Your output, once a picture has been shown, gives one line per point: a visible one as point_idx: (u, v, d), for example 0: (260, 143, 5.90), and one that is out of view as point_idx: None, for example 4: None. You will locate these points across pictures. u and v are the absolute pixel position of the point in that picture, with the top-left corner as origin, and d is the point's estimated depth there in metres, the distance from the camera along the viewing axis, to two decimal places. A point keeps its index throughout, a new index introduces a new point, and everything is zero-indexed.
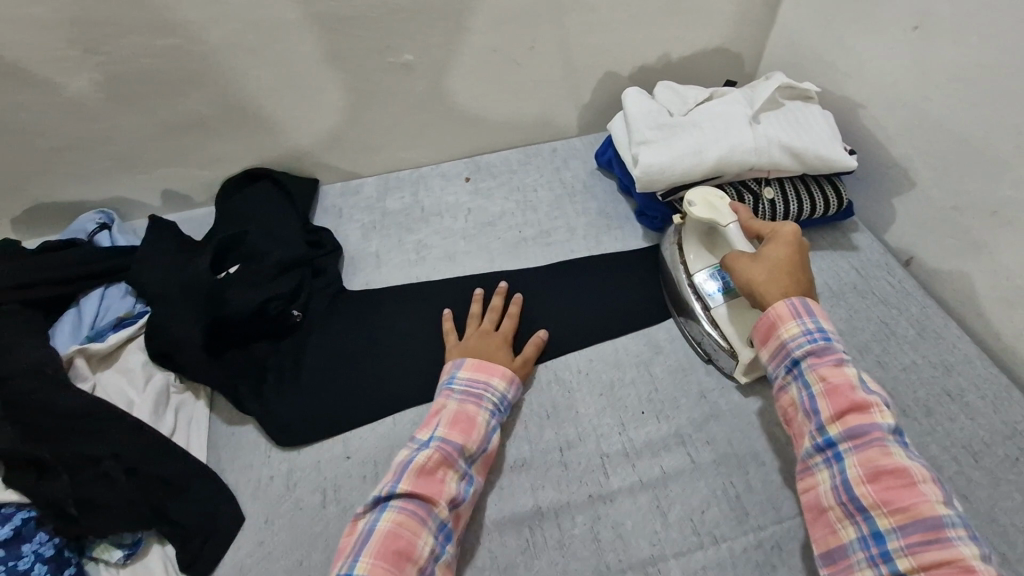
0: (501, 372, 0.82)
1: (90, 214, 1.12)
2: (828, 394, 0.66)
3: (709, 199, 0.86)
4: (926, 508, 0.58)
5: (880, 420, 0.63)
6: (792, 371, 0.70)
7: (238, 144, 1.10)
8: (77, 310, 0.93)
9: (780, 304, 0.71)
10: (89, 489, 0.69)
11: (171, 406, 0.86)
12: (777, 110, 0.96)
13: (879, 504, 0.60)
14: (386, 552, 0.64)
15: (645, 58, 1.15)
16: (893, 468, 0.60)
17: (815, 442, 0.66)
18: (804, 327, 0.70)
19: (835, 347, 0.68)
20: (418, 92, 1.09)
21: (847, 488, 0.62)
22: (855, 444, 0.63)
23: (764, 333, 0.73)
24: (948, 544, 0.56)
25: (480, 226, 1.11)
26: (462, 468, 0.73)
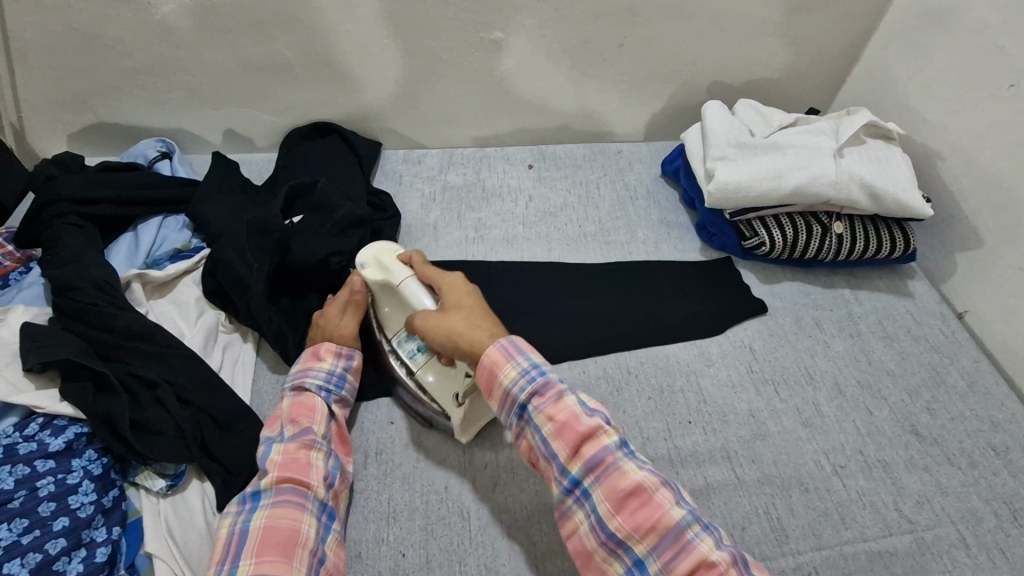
0: (326, 351, 0.77)
1: (152, 140, 1.10)
2: (559, 433, 0.62)
3: (381, 257, 0.81)
4: (665, 517, 0.58)
5: (607, 442, 0.62)
6: (524, 416, 0.65)
7: (310, 94, 1.09)
8: (135, 235, 0.92)
9: (491, 351, 0.67)
10: (143, 413, 0.68)
11: (219, 344, 0.85)
12: (859, 146, 0.97)
13: (632, 532, 0.58)
14: (270, 546, 0.60)
15: (727, 74, 1.15)
16: (631, 489, 0.58)
17: (563, 487, 0.62)
18: (521, 367, 0.66)
19: (551, 379, 0.65)
20: (499, 71, 1.08)
21: (602, 525, 0.59)
22: (596, 475, 0.60)
23: (488, 384, 0.68)
24: (690, 548, 0.56)
25: (540, 215, 1.10)
26: (325, 447, 0.71)
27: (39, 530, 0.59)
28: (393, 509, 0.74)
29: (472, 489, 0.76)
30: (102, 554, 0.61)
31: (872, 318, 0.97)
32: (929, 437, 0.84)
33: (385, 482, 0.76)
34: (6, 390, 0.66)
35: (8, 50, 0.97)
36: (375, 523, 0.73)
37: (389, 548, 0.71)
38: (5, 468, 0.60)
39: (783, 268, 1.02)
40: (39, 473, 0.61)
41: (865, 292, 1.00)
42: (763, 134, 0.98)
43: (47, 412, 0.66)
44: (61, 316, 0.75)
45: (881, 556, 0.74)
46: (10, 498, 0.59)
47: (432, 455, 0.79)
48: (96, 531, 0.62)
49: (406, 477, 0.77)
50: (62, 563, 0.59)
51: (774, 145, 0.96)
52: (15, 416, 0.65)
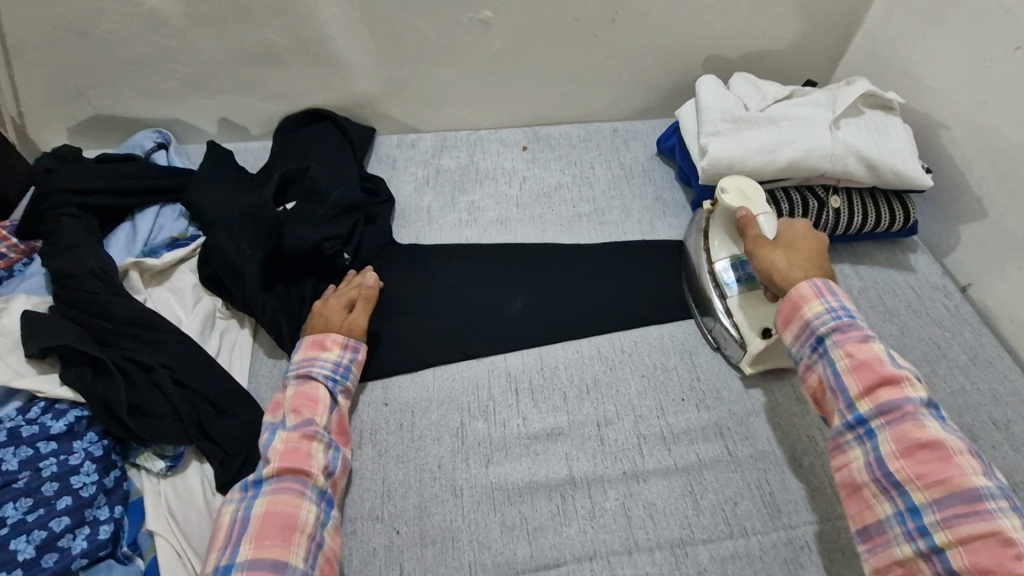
0: (333, 343, 0.80)
1: (148, 132, 1.12)
2: (855, 370, 0.65)
3: (742, 188, 0.87)
4: (960, 479, 0.58)
5: (911, 394, 0.63)
6: (818, 350, 0.69)
7: (303, 81, 1.09)
8: (133, 224, 0.94)
9: (803, 285, 0.71)
10: (140, 396, 0.70)
11: (216, 329, 0.87)
12: (858, 117, 0.94)
13: (914, 479, 0.59)
14: (269, 532, 0.64)
15: (724, 48, 1.12)
16: (926, 441, 0.60)
17: (846, 420, 0.65)
18: (828, 307, 0.69)
19: (858, 326, 0.67)
20: (492, 51, 1.07)
21: (881, 463, 0.61)
22: (887, 419, 0.62)
23: (787, 314, 0.72)
24: (985, 516, 0.55)
25: (534, 196, 1.10)
26: (327, 438, 0.72)
27: (43, 509, 0.61)
28: (388, 487, 0.76)
29: (466, 467, 0.77)
30: (105, 531, 0.63)
31: (871, 293, 0.96)
32: None
33: (380, 461, 0.78)
34: (10, 375, 0.68)
35: (4, 44, 0.99)
36: (370, 501, 0.75)
37: (384, 525, 0.73)
38: (9, 450, 0.63)
39: None
40: (42, 455, 0.63)
41: (865, 267, 0.99)
42: (757, 107, 0.96)
43: (48, 397, 0.67)
44: (63, 305, 0.76)
45: None
46: (15, 478, 0.61)
47: (426, 434, 0.80)
48: (99, 510, 0.64)
49: (400, 457, 0.78)
50: (66, 540, 0.61)
51: (769, 119, 0.94)
52: (18, 400, 0.67)
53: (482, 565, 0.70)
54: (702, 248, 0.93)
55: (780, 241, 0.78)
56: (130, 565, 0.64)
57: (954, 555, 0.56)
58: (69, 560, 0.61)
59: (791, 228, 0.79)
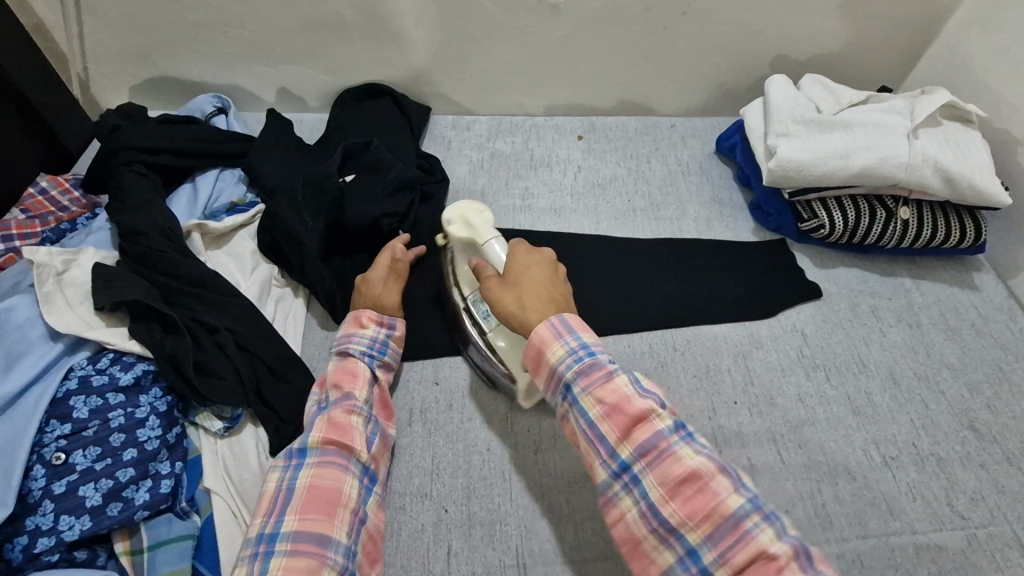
0: (370, 319, 0.78)
1: (209, 96, 1.12)
2: (608, 416, 0.62)
3: (467, 216, 0.83)
4: (719, 506, 0.56)
5: (659, 425, 0.61)
6: (569, 399, 0.66)
7: (365, 55, 1.09)
8: (193, 186, 0.95)
9: (542, 326, 0.68)
10: (204, 356, 0.70)
11: (272, 296, 0.87)
12: (935, 128, 0.92)
13: (686, 520, 0.57)
14: (313, 506, 0.63)
15: (794, 48, 1.09)
16: (683, 475, 0.58)
17: (610, 471, 0.62)
18: (568, 346, 0.66)
19: (600, 360, 0.65)
20: (556, 37, 1.06)
21: (653, 510, 0.59)
22: (648, 461, 0.60)
23: (536, 364, 0.69)
24: (748, 539, 0.55)
25: (589, 186, 1.09)
26: (367, 411, 0.71)
27: (111, 459, 0.62)
28: (437, 466, 0.76)
29: (514, 452, 0.77)
30: (167, 485, 0.64)
31: (933, 309, 0.93)
32: (987, 434, 0.82)
33: (430, 440, 0.78)
34: (80, 326, 0.69)
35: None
36: (419, 478, 0.75)
37: (432, 502, 0.73)
38: (81, 398, 0.64)
39: (841, 253, 0.99)
40: (111, 406, 0.65)
41: (927, 282, 0.96)
42: (831, 111, 0.94)
43: (116, 349, 0.69)
44: (130, 260, 0.77)
45: (930, 548, 0.73)
46: (85, 426, 0.63)
47: (476, 416, 0.80)
48: (161, 465, 0.65)
49: (450, 436, 0.78)
50: (130, 491, 0.62)
51: (843, 124, 0.92)
52: (88, 349, 0.69)
53: (529, 552, 0.70)
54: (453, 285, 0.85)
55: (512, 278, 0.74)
56: (188, 520, 0.65)
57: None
58: (132, 510, 0.61)
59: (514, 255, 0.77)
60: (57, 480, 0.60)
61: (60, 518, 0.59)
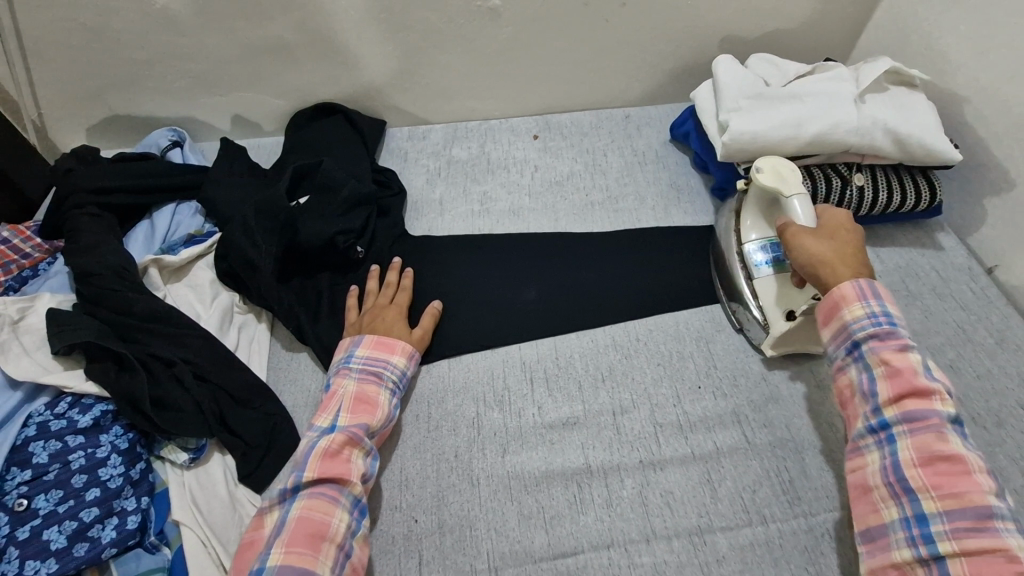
0: (402, 349, 0.81)
1: (164, 130, 1.13)
2: (889, 376, 0.62)
3: (778, 169, 0.82)
4: (975, 496, 0.56)
5: (940, 407, 0.60)
6: (853, 352, 0.66)
7: (313, 75, 1.10)
8: (151, 222, 0.96)
9: (844, 286, 0.68)
10: (163, 390, 0.71)
11: (235, 324, 0.88)
12: (881, 93, 0.92)
13: (929, 487, 0.58)
14: (300, 539, 0.63)
15: (739, 27, 1.09)
16: (948, 454, 0.58)
17: (868, 424, 0.63)
18: (869, 309, 0.66)
19: (899, 331, 0.64)
20: (500, 40, 1.07)
21: (896, 468, 0.60)
22: (911, 427, 0.60)
23: (824, 314, 0.69)
24: (994, 534, 0.54)
25: (546, 185, 1.09)
26: (369, 444, 0.71)
27: (74, 500, 0.63)
28: (405, 477, 0.76)
29: (482, 456, 0.78)
30: (133, 521, 0.65)
31: (894, 277, 0.93)
32: (953, 397, 0.82)
33: (397, 452, 0.78)
34: (37, 372, 0.70)
35: (21, 48, 1.01)
36: (388, 491, 0.76)
37: (402, 514, 0.74)
38: (40, 444, 0.66)
39: None
40: (70, 448, 0.66)
41: (887, 250, 0.96)
42: (779, 84, 0.95)
43: (75, 392, 0.70)
44: (85, 302, 0.78)
45: None
46: (46, 470, 0.64)
47: (442, 425, 0.81)
48: (126, 501, 0.66)
49: (417, 446, 0.79)
50: (96, 530, 0.63)
51: (791, 95, 0.92)
52: (46, 396, 0.70)
53: (500, 554, 0.71)
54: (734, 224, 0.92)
55: (821, 230, 0.74)
56: (158, 554, 0.66)
57: (954, 565, 0.54)
58: (99, 549, 0.62)
59: (829, 217, 0.76)
60: (19, 526, 0.61)
61: (27, 564, 0.60)
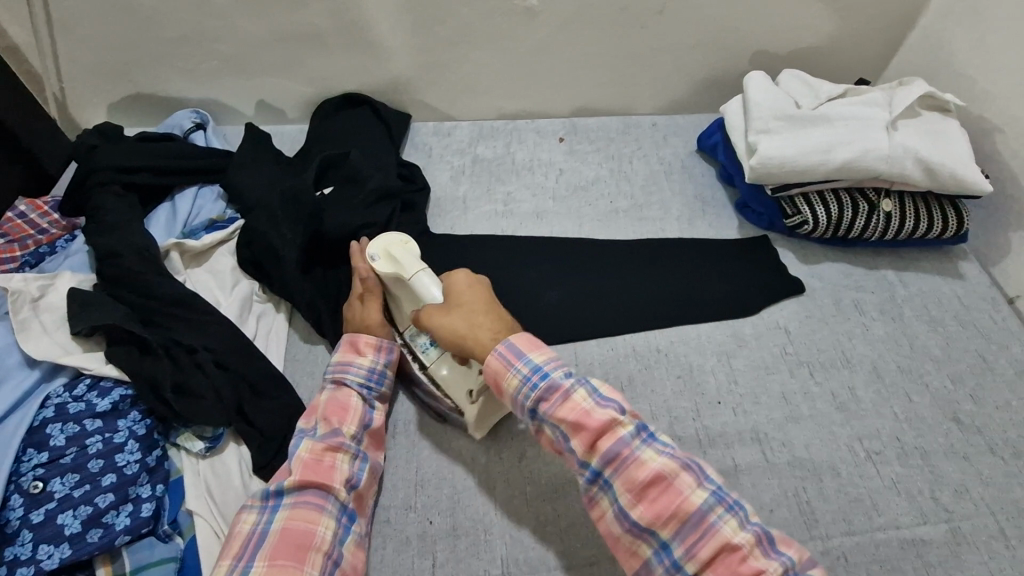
0: (365, 345, 0.77)
1: (187, 111, 1.11)
2: (575, 429, 0.67)
3: (390, 249, 0.80)
4: (686, 504, 0.63)
5: (622, 434, 0.66)
6: (539, 417, 0.69)
7: (341, 65, 1.08)
8: (173, 204, 0.95)
9: (492, 357, 0.71)
10: (182, 377, 0.70)
11: (254, 312, 0.87)
12: (914, 119, 0.91)
13: (654, 519, 0.63)
14: (283, 549, 0.61)
15: (773, 42, 1.09)
16: (648, 479, 0.64)
17: (586, 477, 0.67)
18: (523, 372, 0.70)
19: (557, 379, 0.69)
20: (532, 41, 1.06)
21: (625, 512, 0.65)
22: (615, 467, 0.65)
23: (498, 387, 0.72)
24: (713, 531, 0.62)
25: (571, 189, 1.09)
26: (352, 448, 0.70)
27: (90, 485, 0.62)
28: (421, 478, 0.76)
29: (498, 461, 0.77)
30: (148, 509, 0.64)
31: (917, 302, 0.93)
32: (972, 426, 0.81)
33: (414, 452, 0.78)
34: (57, 351, 0.70)
35: (50, 21, 0.99)
36: (403, 490, 0.75)
37: (417, 515, 0.73)
38: (57, 426, 0.65)
39: (824, 248, 0.98)
40: (88, 432, 0.65)
41: (911, 274, 0.96)
42: (810, 106, 0.93)
43: (94, 374, 0.69)
44: (106, 283, 0.77)
45: (915, 544, 0.73)
46: (63, 453, 0.63)
47: (460, 427, 0.80)
48: (141, 488, 0.65)
49: (434, 447, 0.78)
50: (111, 516, 0.62)
51: (822, 117, 0.91)
52: (65, 376, 0.69)
53: (515, 560, 0.70)
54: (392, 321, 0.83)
55: (450, 303, 0.75)
56: (171, 543, 0.65)
57: None
58: (112, 536, 0.61)
59: (454, 285, 0.77)
60: (35, 509, 0.61)
61: (40, 548, 0.59)
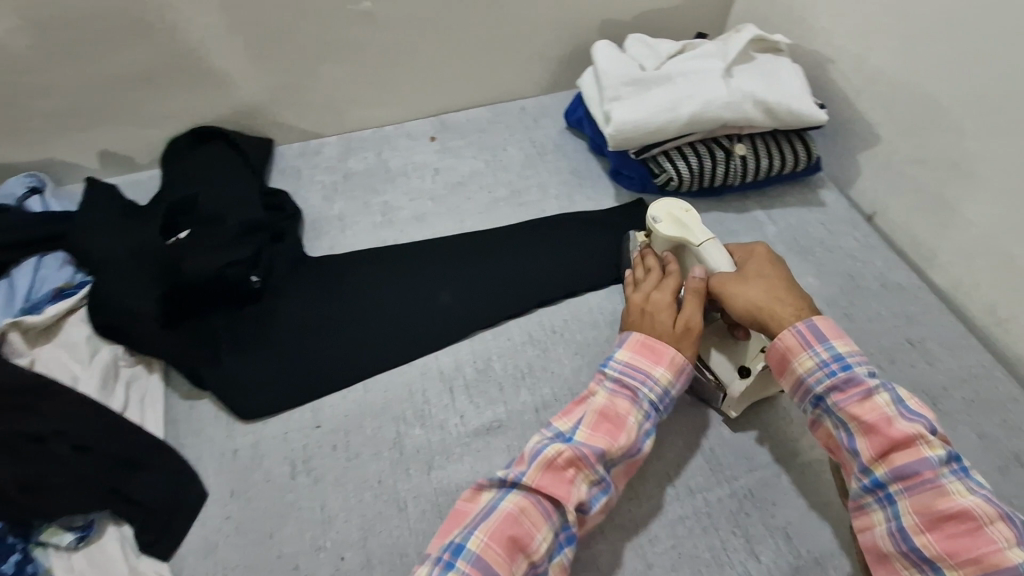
0: (670, 360, 0.70)
1: (19, 177, 1.01)
2: (867, 432, 0.60)
3: (675, 214, 0.81)
4: (996, 556, 0.52)
5: (928, 453, 0.57)
6: (820, 406, 0.64)
7: (182, 100, 1.02)
8: (10, 281, 0.86)
9: (788, 334, 0.66)
10: (33, 470, 0.65)
11: (121, 379, 0.81)
12: (747, 64, 0.95)
13: (945, 556, 0.54)
14: (501, 538, 0.59)
15: (615, 11, 1.11)
16: (953, 512, 0.54)
17: (862, 484, 0.60)
18: (819, 358, 0.64)
19: (859, 374, 0.62)
20: (378, 44, 1.04)
21: (904, 535, 0.56)
22: (906, 485, 0.57)
23: (778, 368, 0.67)
24: None
25: (448, 187, 1.07)
26: (598, 474, 0.65)
27: None
28: (327, 514, 0.72)
29: (407, 478, 0.75)
30: None
31: (787, 236, 0.97)
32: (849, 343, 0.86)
33: (317, 489, 0.74)
34: None
35: None
36: (309, 532, 0.71)
37: (327, 554, 0.70)
38: None
39: (697, 201, 1.01)
40: None
41: (778, 210, 1.00)
42: (652, 67, 0.96)
43: None
44: None
45: (813, 466, 0.75)
46: None
47: (363, 451, 0.77)
48: None
49: (337, 480, 0.75)
50: None
51: (664, 76, 0.93)
52: None
53: None
54: None
55: (742, 273, 0.73)
56: None
57: None
58: None
59: (751, 259, 0.75)
60: None
61: None
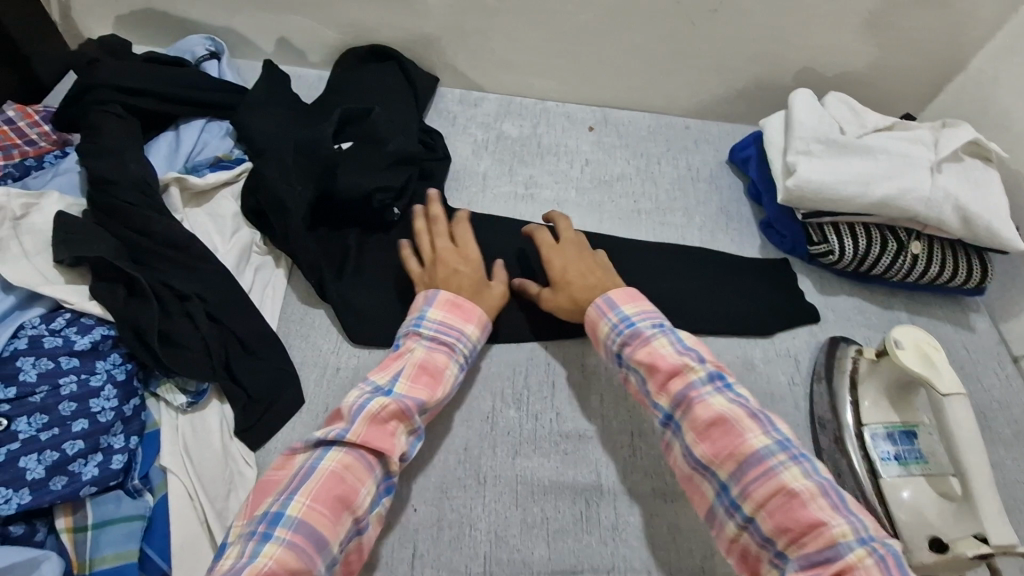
0: (477, 318, 0.73)
1: (200, 37, 1.03)
2: (650, 373, 0.67)
3: (924, 349, 0.75)
4: (747, 446, 0.60)
5: (693, 378, 0.65)
6: (623, 364, 0.71)
7: (374, 14, 1.02)
8: (176, 135, 0.88)
9: (592, 308, 0.75)
10: (172, 324, 0.67)
11: (252, 264, 0.82)
12: (956, 164, 0.89)
13: (714, 458, 0.61)
14: (325, 496, 0.56)
15: (821, 63, 1.05)
16: (712, 419, 0.62)
17: (658, 420, 0.67)
18: (613, 323, 0.72)
19: (640, 328, 0.70)
20: (580, 20, 1.00)
21: (689, 452, 0.63)
22: (683, 410, 0.64)
23: (592, 337, 0.75)
24: (772, 476, 0.58)
25: (595, 182, 1.04)
26: (416, 424, 0.64)
27: (58, 429, 0.59)
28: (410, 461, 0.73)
29: (492, 455, 0.75)
30: (118, 461, 0.61)
31: None
32: None
33: None
34: (38, 280, 0.66)
35: None
36: None
37: (401, 500, 0.70)
38: (30, 359, 0.61)
39: (843, 281, 0.97)
40: (63, 370, 0.62)
41: (924, 319, 0.95)
42: (854, 134, 0.92)
43: (75, 309, 0.66)
44: (96, 211, 0.73)
45: None
46: (32, 391, 0.60)
47: (456, 413, 0.77)
48: (114, 438, 0.62)
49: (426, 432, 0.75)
50: (78, 465, 0.59)
51: (866, 148, 0.89)
52: (42, 307, 0.66)
53: (498, 560, 0.68)
54: (851, 389, 0.81)
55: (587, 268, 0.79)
56: (139, 500, 0.62)
57: (763, 523, 0.57)
58: (77, 485, 0.59)
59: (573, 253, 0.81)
60: None
61: None
